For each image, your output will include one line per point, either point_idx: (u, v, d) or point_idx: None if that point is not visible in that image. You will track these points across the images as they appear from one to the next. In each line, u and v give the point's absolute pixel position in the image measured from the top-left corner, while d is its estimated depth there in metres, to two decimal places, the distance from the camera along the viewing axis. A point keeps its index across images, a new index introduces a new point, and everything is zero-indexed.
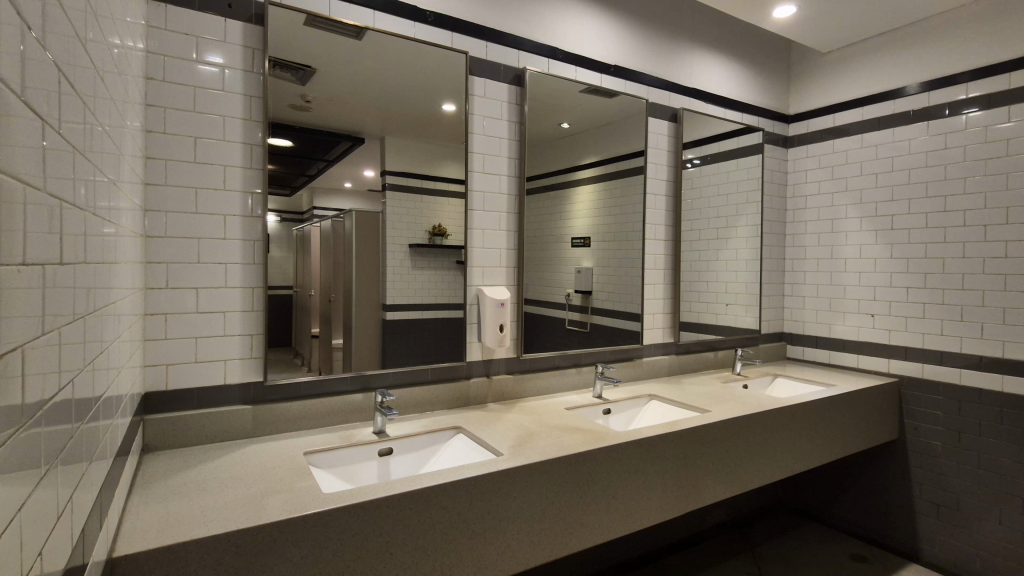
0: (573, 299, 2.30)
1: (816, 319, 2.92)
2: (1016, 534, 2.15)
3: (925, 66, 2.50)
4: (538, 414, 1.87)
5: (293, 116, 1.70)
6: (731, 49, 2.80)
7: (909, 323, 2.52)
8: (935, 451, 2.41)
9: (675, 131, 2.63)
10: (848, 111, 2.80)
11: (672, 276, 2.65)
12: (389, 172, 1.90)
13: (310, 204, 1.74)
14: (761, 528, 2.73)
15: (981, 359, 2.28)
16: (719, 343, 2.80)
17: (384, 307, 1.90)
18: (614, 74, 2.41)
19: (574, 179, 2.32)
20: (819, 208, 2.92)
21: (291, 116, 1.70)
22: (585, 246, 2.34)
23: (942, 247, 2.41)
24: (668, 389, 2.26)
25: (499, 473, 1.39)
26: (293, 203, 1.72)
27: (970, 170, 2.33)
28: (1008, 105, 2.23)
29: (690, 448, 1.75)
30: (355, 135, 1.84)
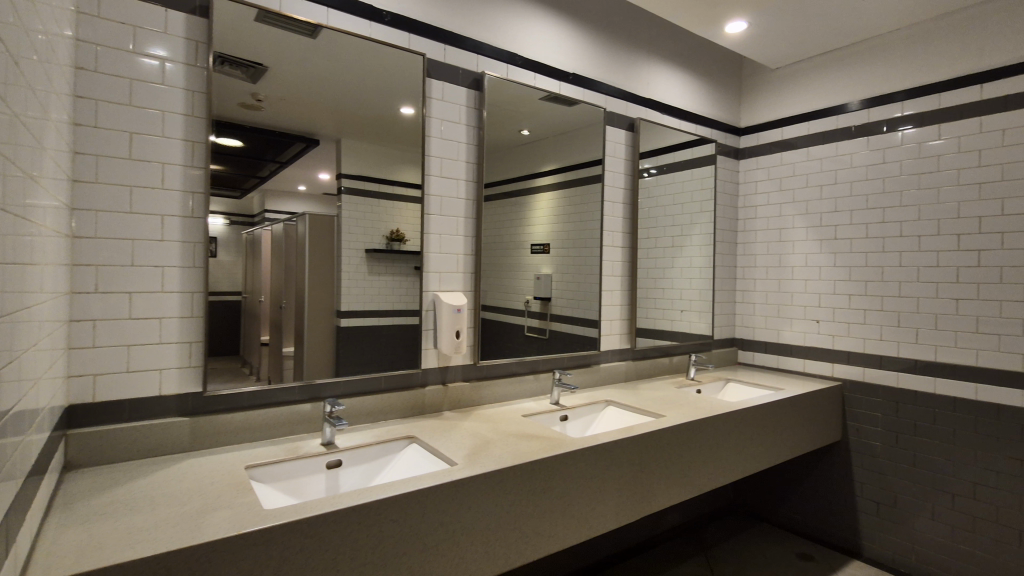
0: (532, 306, 2.29)
1: (765, 325, 3.01)
2: (947, 529, 2.27)
3: (865, 84, 2.64)
4: (495, 422, 1.84)
5: (241, 114, 1.63)
6: (686, 62, 2.88)
7: (851, 328, 2.64)
8: (874, 451, 2.52)
9: (632, 140, 2.68)
10: (794, 125, 2.92)
11: (629, 282, 2.68)
12: (345, 175, 1.84)
13: (261, 207, 1.68)
14: (713, 530, 2.77)
15: (916, 363, 2.40)
16: (674, 349, 2.85)
17: (339, 314, 1.84)
18: (573, 82, 2.43)
19: (533, 185, 2.33)
20: (767, 217, 3.03)
21: (239, 114, 1.62)
22: (544, 253, 2.35)
23: (881, 256, 2.54)
24: (625, 395, 2.27)
25: (454, 483, 1.35)
26: (242, 205, 1.63)
27: (906, 183, 2.47)
28: (939, 123, 2.38)
29: (645, 453, 1.77)
30: (310, 136, 1.78)
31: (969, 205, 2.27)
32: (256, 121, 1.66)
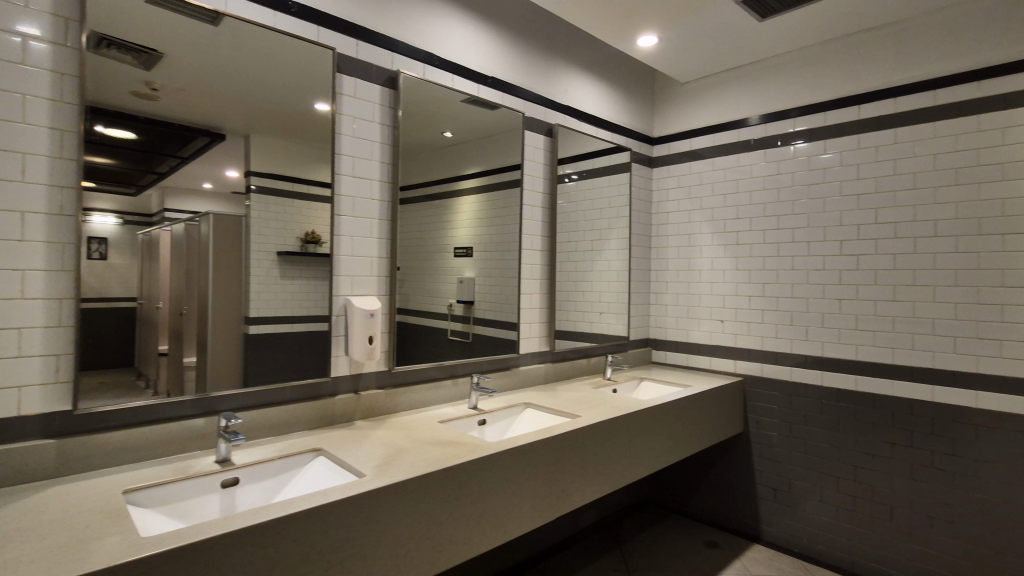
0: (455, 309, 2.31)
1: (676, 326, 3.16)
2: (833, 509, 2.49)
3: (762, 101, 2.85)
4: (408, 430, 1.79)
5: (130, 104, 1.48)
6: (601, 71, 2.98)
7: (751, 327, 2.83)
8: (772, 441, 2.71)
9: (550, 146, 2.73)
10: (702, 137, 3.10)
11: (548, 286, 2.72)
12: (254, 173, 1.72)
13: (160, 205, 1.54)
14: (628, 525, 2.86)
15: (807, 358, 2.62)
16: (591, 350, 2.92)
17: (247, 321, 1.73)
18: (491, 85, 2.43)
19: (458, 188, 2.36)
20: (678, 223, 3.18)
21: (128, 103, 1.47)
22: (467, 256, 2.38)
23: (776, 260, 2.74)
24: (542, 397, 2.30)
25: (362, 496, 1.29)
26: (139, 204, 1.50)
27: (798, 193, 2.69)
28: (825, 139, 2.62)
29: (560, 454, 1.79)
30: (215, 131, 1.65)
31: (850, 214, 2.52)
32: (150, 112, 1.52)
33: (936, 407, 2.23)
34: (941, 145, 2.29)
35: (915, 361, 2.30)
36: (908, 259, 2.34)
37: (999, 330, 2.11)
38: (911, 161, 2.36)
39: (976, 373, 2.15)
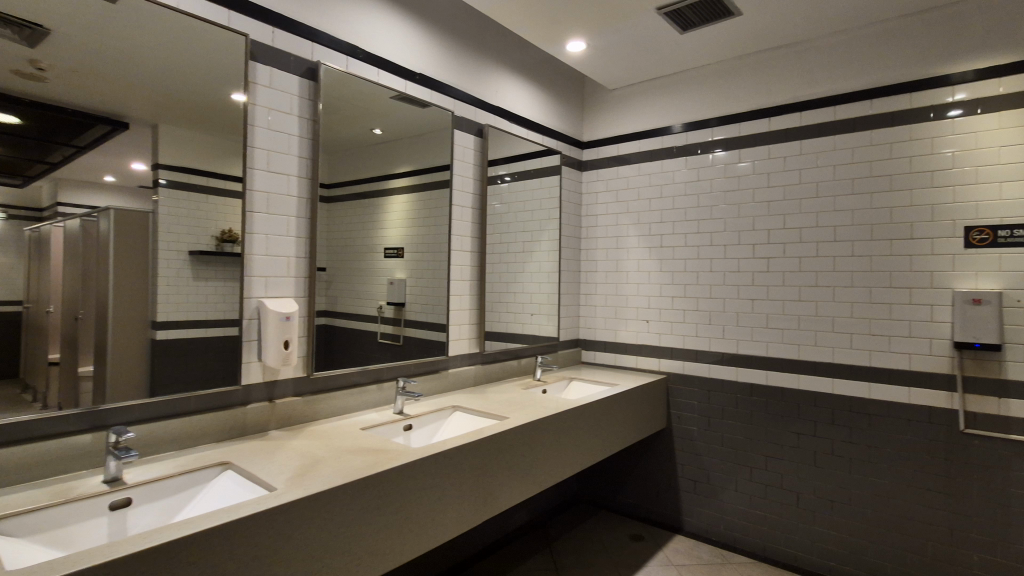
0: (385, 311, 2.24)
1: (604, 326, 3.24)
2: (747, 498, 2.63)
3: (684, 110, 2.98)
4: (327, 439, 1.71)
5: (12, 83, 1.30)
6: (532, 74, 3.00)
7: (674, 327, 2.95)
8: (692, 435, 2.83)
9: (480, 146, 2.71)
10: (628, 142, 3.19)
11: (478, 287, 2.70)
12: (163, 166, 1.58)
13: (53, 199, 1.39)
14: (558, 524, 2.89)
15: (724, 355, 2.75)
16: (522, 351, 2.93)
17: (154, 325, 1.58)
18: (419, 82, 2.38)
19: (388, 187, 2.28)
20: (606, 226, 3.26)
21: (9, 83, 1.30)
22: (398, 258, 2.30)
23: (697, 262, 2.87)
24: (471, 399, 2.27)
25: (272, 511, 1.21)
26: (28, 196, 1.34)
27: (715, 199, 2.83)
28: (740, 149, 2.77)
29: (486, 457, 1.78)
30: (117, 118, 1.49)
31: (761, 219, 2.68)
32: (40, 95, 1.35)
33: (835, 398, 2.42)
34: (839, 157, 2.49)
35: (817, 356, 2.48)
36: (812, 262, 2.52)
37: (887, 326, 2.32)
38: (814, 171, 2.55)
39: (868, 366, 2.35)
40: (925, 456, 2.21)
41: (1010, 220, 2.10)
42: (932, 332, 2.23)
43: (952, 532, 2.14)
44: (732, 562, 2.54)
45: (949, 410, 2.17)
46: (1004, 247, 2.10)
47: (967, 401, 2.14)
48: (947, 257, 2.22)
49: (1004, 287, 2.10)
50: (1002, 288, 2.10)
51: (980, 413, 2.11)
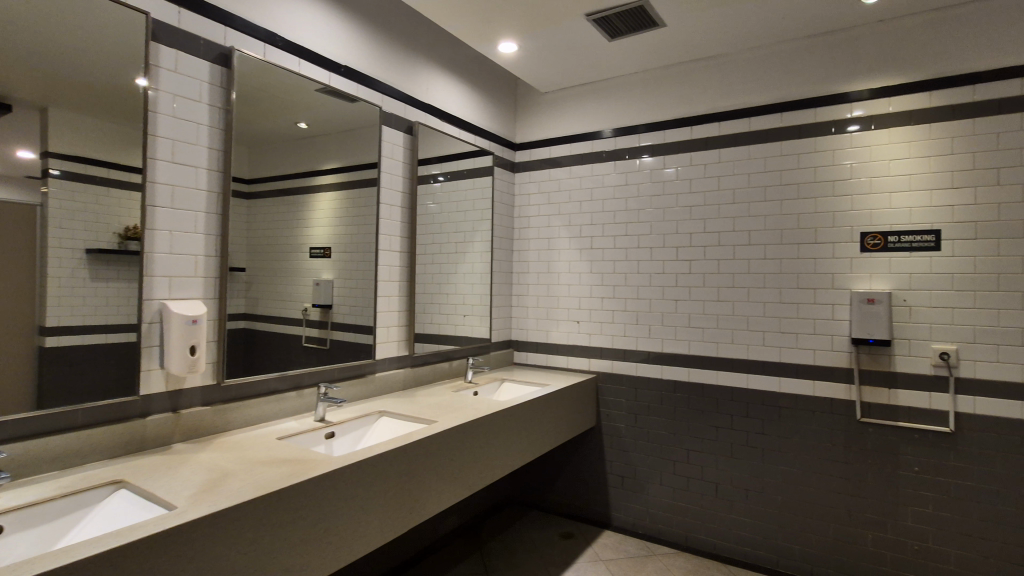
0: (311, 313, 2.14)
1: (536, 327, 3.26)
2: (671, 491, 2.74)
3: (614, 116, 3.06)
4: (240, 450, 1.60)
5: None
6: (464, 73, 2.97)
7: (603, 327, 3.01)
8: (621, 432, 2.91)
9: (410, 144, 2.65)
10: (560, 145, 3.24)
11: (407, 288, 2.64)
12: (54, 154, 1.43)
13: None
14: (489, 527, 2.88)
15: (650, 354, 2.85)
16: (453, 353, 2.89)
17: (41, 330, 1.41)
18: (345, 75, 2.29)
19: (314, 184, 2.18)
20: (538, 227, 3.29)
21: None
22: (324, 257, 2.20)
23: (625, 264, 2.95)
24: (399, 403, 2.21)
25: (170, 532, 1.11)
26: None
27: (642, 203, 2.93)
28: (665, 155, 2.88)
29: (413, 462, 1.73)
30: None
31: (684, 223, 2.80)
32: None
33: (750, 393, 2.57)
34: (753, 165, 2.65)
35: (734, 353, 2.62)
36: (729, 264, 2.66)
37: (794, 325, 2.49)
38: (731, 178, 2.70)
39: (779, 362, 2.51)
40: (827, 444, 2.39)
41: (898, 227, 2.32)
42: (833, 330, 2.41)
43: (849, 513, 2.32)
44: (657, 553, 2.63)
45: (848, 401, 2.36)
46: (893, 252, 2.32)
47: (863, 392, 2.33)
48: (845, 260, 2.41)
49: (892, 287, 2.31)
50: (891, 288, 2.31)
51: (874, 403, 2.31)
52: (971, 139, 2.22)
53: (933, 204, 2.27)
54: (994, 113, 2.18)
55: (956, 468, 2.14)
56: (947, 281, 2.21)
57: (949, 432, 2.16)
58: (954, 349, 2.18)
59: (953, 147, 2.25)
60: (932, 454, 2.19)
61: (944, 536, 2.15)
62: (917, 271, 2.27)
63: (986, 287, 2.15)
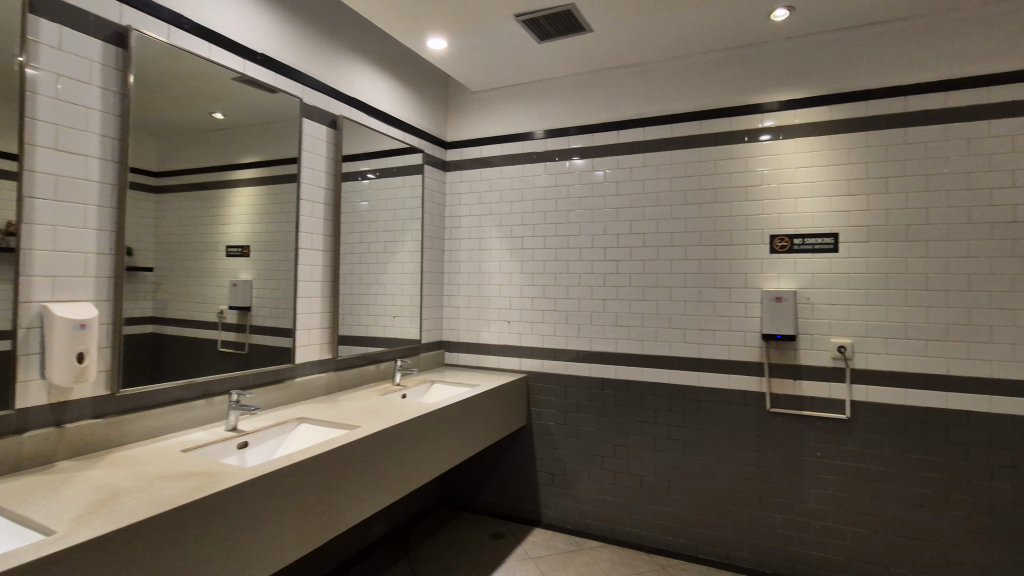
0: (227, 317, 2.01)
1: (467, 327, 3.24)
2: (598, 486, 2.80)
3: (544, 118, 3.10)
4: (137, 466, 1.47)
5: None
6: (392, 69, 2.90)
7: (533, 327, 3.04)
8: (550, 431, 2.94)
9: (335, 138, 2.55)
10: (491, 145, 3.24)
11: (331, 289, 2.53)
12: None
13: None
14: (418, 532, 2.82)
15: (579, 353, 2.90)
16: (381, 355, 2.82)
17: None
18: (262, 64, 2.16)
19: (230, 178, 2.04)
20: (469, 227, 3.27)
21: None
22: (242, 257, 2.06)
23: (555, 264, 3.00)
24: (321, 409, 2.12)
25: (48, 560, 0.99)
26: None
27: (571, 204, 2.98)
28: (592, 158, 2.95)
29: (334, 470, 1.66)
30: None
31: (611, 224, 2.88)
32: None
33: (671, 388, 2.68)
34: (675, 170, 2.76)
35: (658, 350, 2.72)
36: (653, 264, 2.77)
37: (711, 322, 2.63)
38: (655, 181, 2.80)
39: (698, 358, 2.64)
40: (741, 435, 2.53)
41: (802, 230, 2.50)
42: (746, 326, 2.56)
43: (760, 498, 2.47)
44: (585, 548, 2.68)
45: (759, 393, 2.51)
46: (798, 253, 2.50)
47: (773, 384, 2.50)
48: (757, 261, 2.57)
49: (798, 286, 2.48)
50: (797, 287, 2.48)
51: (782, 394, 2.48)
52: (864, 151, 2.43)
53: (832, 209, 2.46)
54: (882, 128, 2.41)
55: (851, 452, 2.34)
56: (844, 281, 2.41)
57: (846, 419, 2.35)
58: (850, 343, 2.37)
59: (848, 158, 2.45)
60: (832, 439, 2.37)
61: (841, 515, 2.34)
62: (818, 271, 2.45)
63: (876, 286, 2.36)
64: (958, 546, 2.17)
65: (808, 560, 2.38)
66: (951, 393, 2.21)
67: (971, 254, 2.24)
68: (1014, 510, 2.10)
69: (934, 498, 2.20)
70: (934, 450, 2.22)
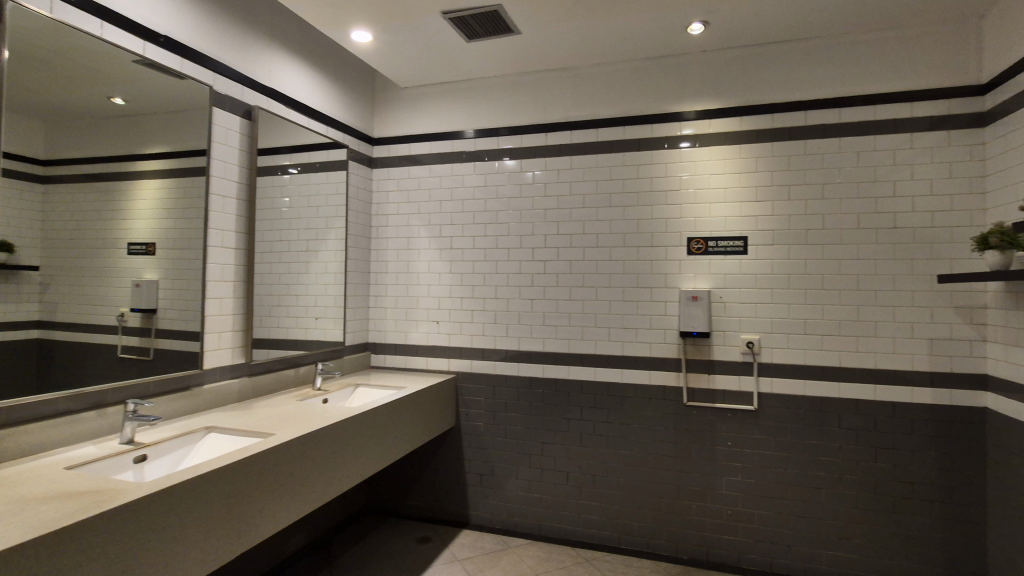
0: (128, 320, 1.85)
1: (394, 328, 3.17)
2: (526, 484, 2.83)
3: (473, 117, 3.09)
4: (9, 488, 1.31)
5: None
6: (313, 60, 2.79)
7: (462, 327, 3.03)
8: (479, 431, 2.94)
9: (249, 130, 2.41)
10: (419, 143, 3.19)
11: (245, 289, 2.39)
12: None
13: None
14: (341, 541, 2.73)
15: (507, 352, 2.92)
16: (301, 359, 2.70)
17: None
18: (165, 46, 2.00)
19: (132, 170, 1.86)
20: (397, 226, 3.21)
21: None
22: (147, 255, 1.89)
23: (484, 264, 3.00)
24: (232, 417, 2.00)
25: None
26: None
27: (500, 204, 3.00)
28: (521, 159, 2.98)
29: (244, 480, 1.57)
30: None
31: (539, 225, 2.92)
32: None
33: (596, 385, 2.75)
34: (600, 173, 2.84)
35: (583, 349, 2.79)
36: (580, 265, 2.83)
37: (633, 320, 2.73)
38: (581, 184, 2.87)
39: (621, 355, 2.73)
40: (660, 428, 2.64)
41: (715, 233, 2.65)
42: (665, 324, 2.68)
43: (678, 488, 2.60)
44: (513, 546, 2.70)
45: (677, 388, 2.63)
46: (712, 254, 2.64)
47: (689, 379, 2.63)
48: (675, 262, 2.70)
49: (711, 286, 2.63)
50: (711, 287, 2.63)
51: (697, 388, 2.61)
52: (769, 160, 2.62)
53: (741, 214, 2.63)
54: (785, 139, 2.60)
55: (758, 440, 2.51)
56: (752, 280, 2.58)
57: (753, 410, 2.52)
58: (757, 338, 2.54)
59: (756, 166, 2.63)
60: (741, 429, 2.53)
61: (749, 499, 2.50)
62: (729, 272, 2.61)
63: (779, 285, 2.54)
64: (848, 523, 2.38)
65: (721, 544, 2.53)
66: (842, 383, 2.42)
67: (859, 256, 2.47)
68: (894, 487, 2.33)
69: (829, 479, 2.40)
70: (829, 435, 2.42)
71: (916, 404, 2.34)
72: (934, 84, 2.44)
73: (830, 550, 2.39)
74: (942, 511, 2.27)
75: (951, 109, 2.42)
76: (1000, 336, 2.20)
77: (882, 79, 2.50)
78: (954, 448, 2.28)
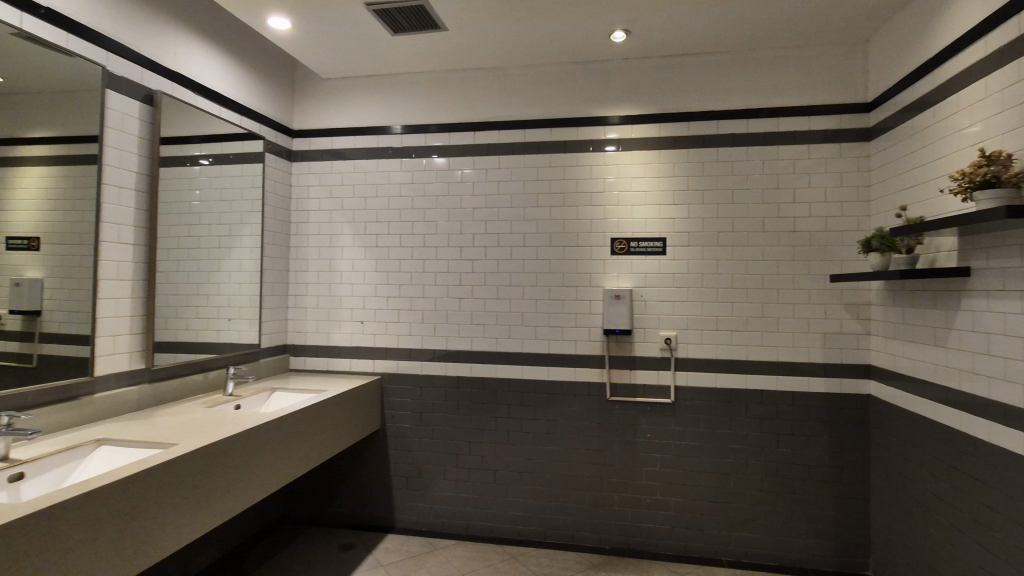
0: (8, 323, 1.64)
1: (316, 329, 3.05)
2: (454, 485, 2.82)
3: (400, 113, 3.03)
4: None
5: None
6: (225, 45, 2.62)
7: (387, 327, 2.96)
8: (405, 433, 2.89)
9: (151, 116, 2.22)
10: (343, 137, 3.08)
11: (145, 289, 2.21)
12: None
13: None
14: (255, 554, 2.58)
15: (435, 352, 2.89)
16: (210, 363, 2.53)
17: None
18: (48, 19, 1.81)
19: (14, 154, 1.65)
20: (319, 223, 3.08)
21: None
22: (31, 250, 1.69)
23: (411, 262, 2.95)
24: (129, 428, 1.84)
25: None
26: None
27: (427, 202, 2.96)
28: (449, 157, 2.96)
29: (141, 496, 1.45)
30: None
31: (467, 224, 2.91)
32: None
33: (523, 383, 2.78)
34: (527, 173, 2.88)
35: (511, 347, 2.81)
36: (507, 264, 2.85)
37: (559, 318, 2.78)
38: (508, 184, 2.89)
39: (548, 353, 2.78)
40: (585, 423, 2.72)
41: (636, 234, 2.76)
42: (590, 322, 2.76)
43: (601, 481, 2.68)
44: (439, 547, 2.68)
45: (601, 383, 2.72)
46: (634, 255, 2.75)
47: (612, 375, 2.72)
48: (599, 261, 2.78)
49: (633, 285, 2.73)
50: (632, 286, 2.74)
51: (619, 383, 2.71)
52: (685, 166, 2.76)
53: (659, 216, 2.75)
54: (699, 146, 2.75)
55: (675, 432, 2.64)
56: (669, 280, 2.71)
57: (671, 403, 2.65)
58: (674, 334, 2.68)
59: (673, 170, 2.77)
60: (660, 421, 2.65)
61: (667, 488, 2.62)
62: (649, 271, 2.73)
63: (694, 284, 2.69)
64: (754, 506, 2.55)
65: (641, 533, 2.64)
66: (750, 375, 2.60)
67: (764, 257, 2.66)
68: (792, 470, 2.53)
69: (738, 465, 2.57)
70: (738, 424, 2.59)
71: (812, 393, 2.55)
72: (827, 100, 2.68)
73: (739, 532, 2.56)
74: (834, 490, 2.50)
75: (842, 124, 2.66)
76: (881, 329, 2.45)
77: (784, 94, 2.71)
78: (844, 432, 2.51)
